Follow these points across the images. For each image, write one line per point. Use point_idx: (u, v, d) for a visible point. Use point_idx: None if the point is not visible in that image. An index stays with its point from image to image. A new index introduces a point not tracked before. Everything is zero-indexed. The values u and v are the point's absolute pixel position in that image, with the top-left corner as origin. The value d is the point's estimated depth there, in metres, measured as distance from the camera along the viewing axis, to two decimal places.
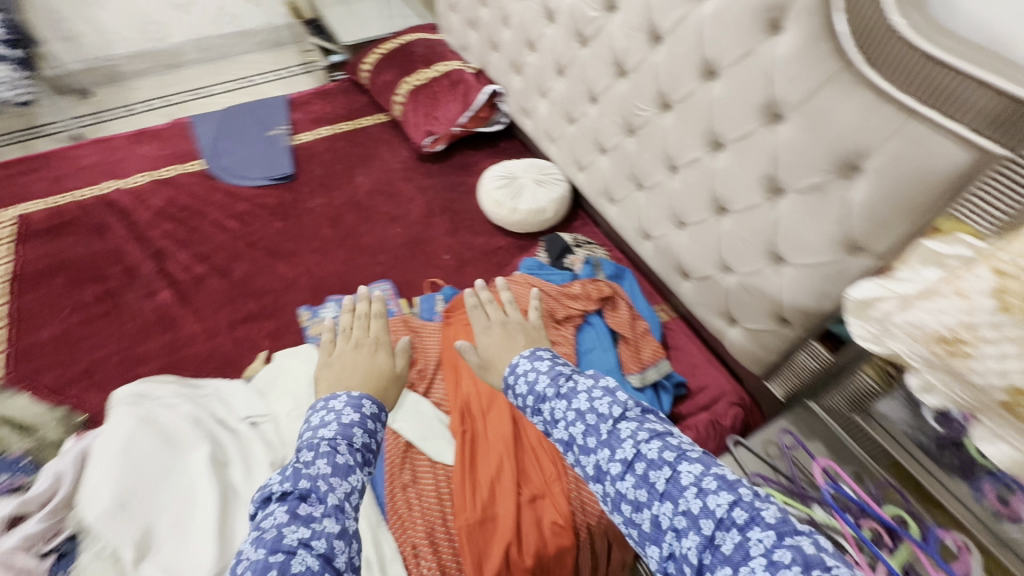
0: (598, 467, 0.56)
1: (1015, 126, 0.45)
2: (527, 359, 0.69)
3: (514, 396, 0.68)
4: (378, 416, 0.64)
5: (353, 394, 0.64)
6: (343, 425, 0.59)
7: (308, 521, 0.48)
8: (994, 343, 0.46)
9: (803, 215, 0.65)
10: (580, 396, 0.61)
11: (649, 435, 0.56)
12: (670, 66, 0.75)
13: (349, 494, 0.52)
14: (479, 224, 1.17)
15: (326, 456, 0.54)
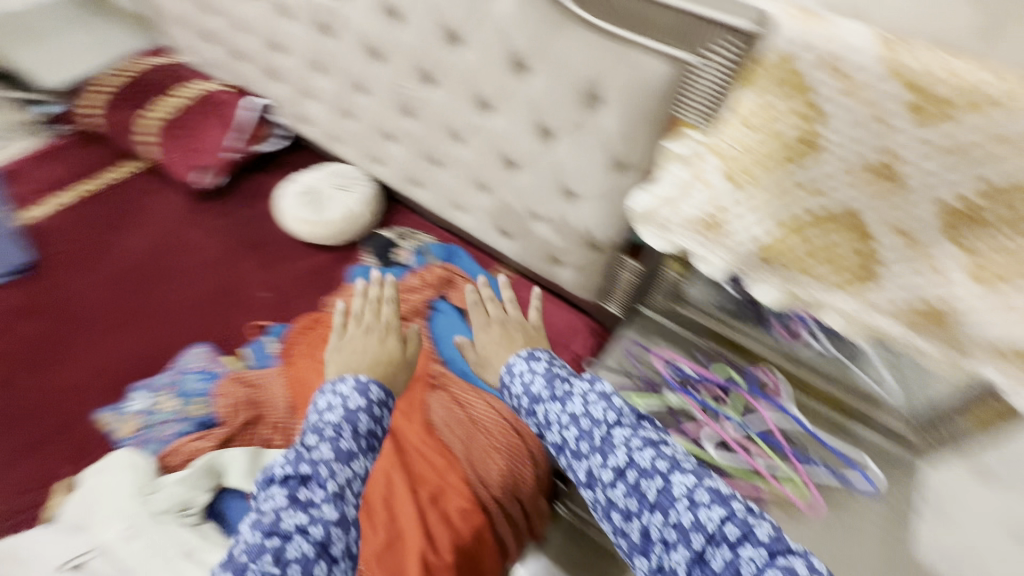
0: (590, 472, 0.60)
1: (691, 34, 0.54)
2: (527, 360, 0.75)
3: (513, 397, 0.75)
4: (384, 402, 0.67)
5: (360, 380, 0.68)
6: (350, 413, 0.62)
7: (307, 506, 0.50)
8: (739, 212, 0.57)
9: (575, 151, 0.70)
10: (574, 402, 0.66)
11: (644, 441, 0.59)
12: (418, 41, 0.74)
13: (351, 480, 0.55)
14: (291, 248, 1.07)
15: (329, 442, 0.57)
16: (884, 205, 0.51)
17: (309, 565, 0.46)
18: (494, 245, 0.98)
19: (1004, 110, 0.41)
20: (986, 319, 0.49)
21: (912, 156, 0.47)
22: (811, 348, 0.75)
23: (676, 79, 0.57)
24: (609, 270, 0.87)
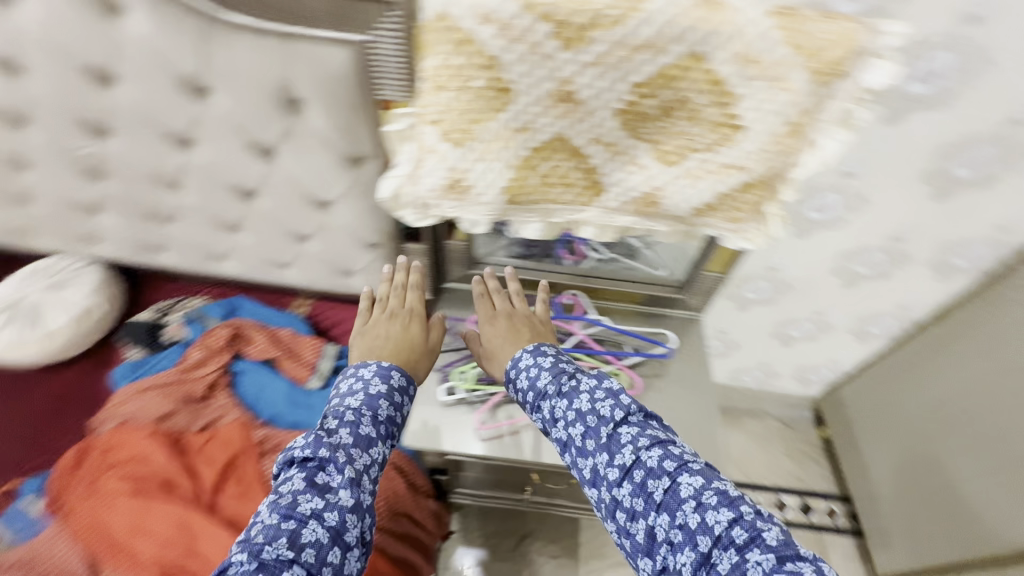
0: (595, 470, 0.62)
1: (352, 15, 0.52)
2: (533, 352, 0.75)
3: (518, 391, 0.74)
4: (406, 389, 0.69)
5: (381, 364, 0.70)
6: (369, 401, 0.64)
7: (323, 492, 0.52)
8: (474, 165, 0.61)
9: (302, 159, 0.66)
10: (579, 397, 0.67)
11: (650, 441, 0.61)
12: (63, 93, 0.62)
13: (368, 467, 0.57)
14: (16, 380, 0.85)
15: (349, 426, 0.59)
16: (578, 124, 0.59)
17: (323, 551, 0.48)
18: (275, 280, 0.90)
19: (619, 24, 0.50)
20: (676, 186, 0.63)
21: (578, 78, 0.54)
22: (597, 259, 0.89)
23: (362, 63, 0.56)
24: (400, 263, 0.84)
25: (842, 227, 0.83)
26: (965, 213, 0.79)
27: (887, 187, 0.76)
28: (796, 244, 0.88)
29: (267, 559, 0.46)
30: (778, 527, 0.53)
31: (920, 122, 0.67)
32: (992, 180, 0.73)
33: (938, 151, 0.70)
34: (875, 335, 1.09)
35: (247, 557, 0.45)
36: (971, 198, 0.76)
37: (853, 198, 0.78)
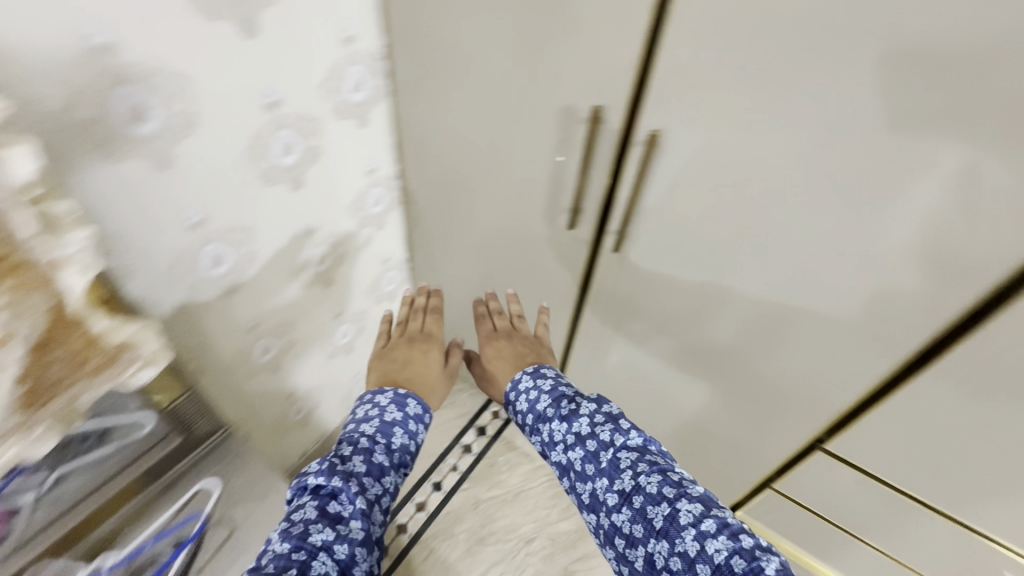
0: (593, 493, 0.65)
1: None
2: (532, 377, 0.79)
3: (518, 413, 0.79)
4: (419, 418, 0.79)
5: (399, 394, 0.80)
6: (385, 431, 0.72)
7: (335, 522, 0.57)
8: None
9: None
10: (580, 420, 0.70)
11: (648, 465, 0.63)
12: None
13: (375, 495, 0.64)
14: None
15: (364, 454, 0.67)
16: None
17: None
18: None
19: None
20: None
21: None
22: (35, 499, 0.64)
23: None
24: None
25: (262, 258, 0.78)
26: (336, 182, 0.84)
27: (252, 209, 0.72)
28: (242, 299, 0.79)
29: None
30: (782, 559, 0.52)
31: (196, 151, 0.62)
32: (320, 151, 0.78)
33: (250, 161, 0.68)
34: (397, 290, 1.17)
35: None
36: (322, 172, 0.81)
37: (236, 237, 0.73)
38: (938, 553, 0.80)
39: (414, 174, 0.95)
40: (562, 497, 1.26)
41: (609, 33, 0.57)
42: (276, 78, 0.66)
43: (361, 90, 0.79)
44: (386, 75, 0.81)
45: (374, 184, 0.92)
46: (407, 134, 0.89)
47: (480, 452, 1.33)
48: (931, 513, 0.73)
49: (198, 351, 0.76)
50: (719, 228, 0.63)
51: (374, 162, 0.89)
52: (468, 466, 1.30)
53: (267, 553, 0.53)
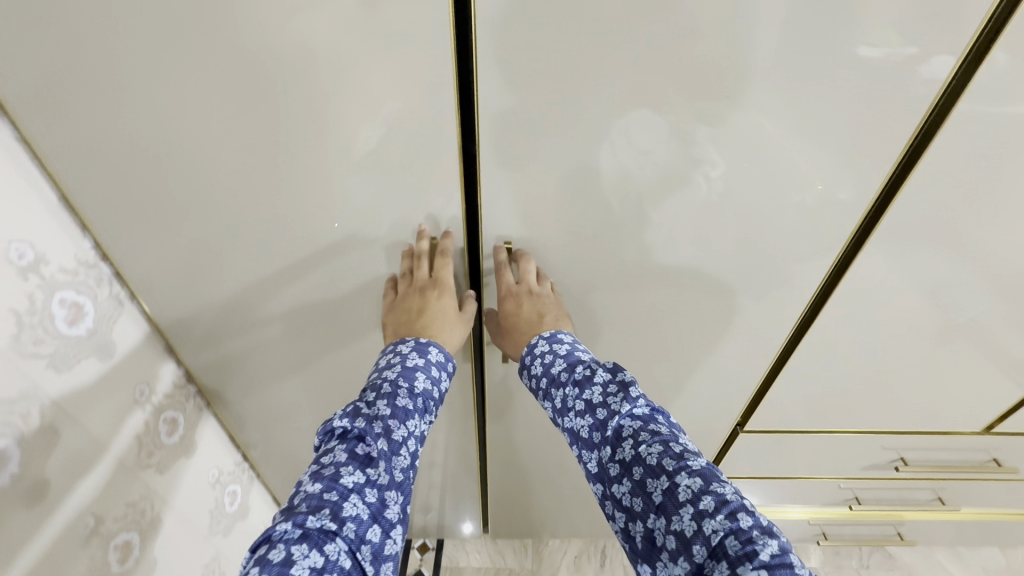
0: (600, 463, 0.52)
1: None
2: (548, 344, 0.60)
3: (529, 376, 0.62)
4: (445, 364, 0.59)
5: (420, 341, 0.58)
6: (407, 370, 0.55)
7: (366, 463, 0.48)
8: None
9: None
10: (591, 387, 0.55)
11: (651, 434, 0.49)
12: None
13: (405, 439, 0.52)
14: None
15: (386, 399, 0.52)
16: None
17: (364, 528, 0.45)
18: None
19: None
20: None
21: None
22: None
23: None
24: None
25: None
26: (102, 440, 0.60)
27: None
28: None
29: (312, 530, 0.42)
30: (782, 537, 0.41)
31: None
32: (58, 419, 0.54)
33: None
34: (245, 499, 0.90)
35: (291, 525, 0.42)
36: (71, 444, 0.56)
37: None
38: (846, 461, 0.91)
39: (209, 374, 0.72)
40: None
41: (411, 152, 0.50)
42: None
43: (82, 317, 0.55)
44: (117, 277, 0.59)
45: (162, 410, 0.68)
46: (179, 338, 0.67)
47: None
48: (824, 436, 0.85)
49: None
50: (595, 279, 0.63)
51: (144, 379, 0.65)
52: None
53: (296, 496, 0.44)
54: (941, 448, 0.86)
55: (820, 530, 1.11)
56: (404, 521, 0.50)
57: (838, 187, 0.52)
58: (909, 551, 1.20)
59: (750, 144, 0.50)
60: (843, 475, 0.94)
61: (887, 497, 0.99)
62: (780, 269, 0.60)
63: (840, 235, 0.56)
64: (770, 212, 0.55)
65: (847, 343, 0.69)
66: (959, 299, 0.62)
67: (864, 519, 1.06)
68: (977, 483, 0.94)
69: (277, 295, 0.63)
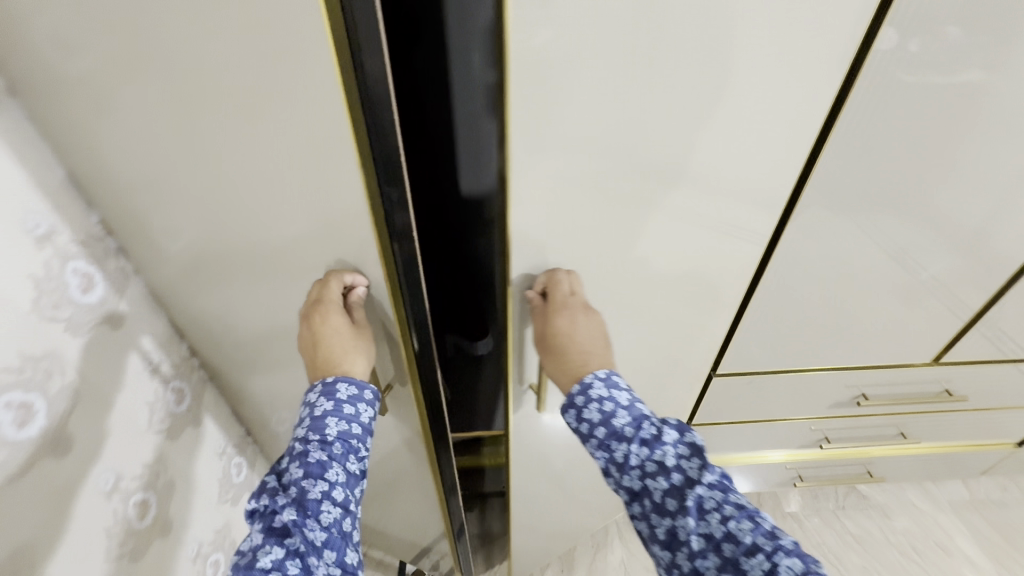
0: (672, 532, 0.52)
1: None
2: (604, 386, 0.62)
3: (582, 426, 0.62)
4: (359, 393, 0.63)
5: (325, 381, 0.62)
6: (315, 421, 0.59)
7: (283, 537, 0.53)
8: None
9: None
10: (663, 447, 0.56)
11: (737, 507, 0.50)
12: None
13: (326, 493, 0.55)
14: None
15: (298, 460, 0.57)
16: None
17: None
18: None
19: None
20: None
21: None
22: None
23: None
24: None
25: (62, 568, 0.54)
26: (122, 407, 0.62)
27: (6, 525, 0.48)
28: None
29: None
30: None
31: None
32: (79, 382, 0.56)
33: None
34: (252, 473, 0.92)
35: None
36: (94, 414, 0.58)
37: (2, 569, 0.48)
38: (814, 404, 0.97)
39: (212, 352, 0.74)
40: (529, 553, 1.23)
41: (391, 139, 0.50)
42: None
43: (95, 284, 0.58)
44: (123, 251, 0.61)
45: (168, 381, 0.70)
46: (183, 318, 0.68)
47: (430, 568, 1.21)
48: (791, 374, 0.90)
49: None
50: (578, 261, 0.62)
51: (151, 353, 0.67)
52: None
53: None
54: (899, 382, 0.93)
55: (794, 473, 1.18)
56: (343, 567, 0.54)
57: (784, 153, 0.53)
58: (881, 492, 1.28)
59: (735, 134, 0.50)
60: (812, 417, 1.01)
61: (854, 435, 1.06)
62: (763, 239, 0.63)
63: (813, 194, 0.60)
64: (755, 192, 0.56)
65: (810, 294, 0.74)
66: (906, 246, 0.68)
67: (836, 460, 1.13)
68: (931, 416, 1.02)
69: (271, 293, 0.63)
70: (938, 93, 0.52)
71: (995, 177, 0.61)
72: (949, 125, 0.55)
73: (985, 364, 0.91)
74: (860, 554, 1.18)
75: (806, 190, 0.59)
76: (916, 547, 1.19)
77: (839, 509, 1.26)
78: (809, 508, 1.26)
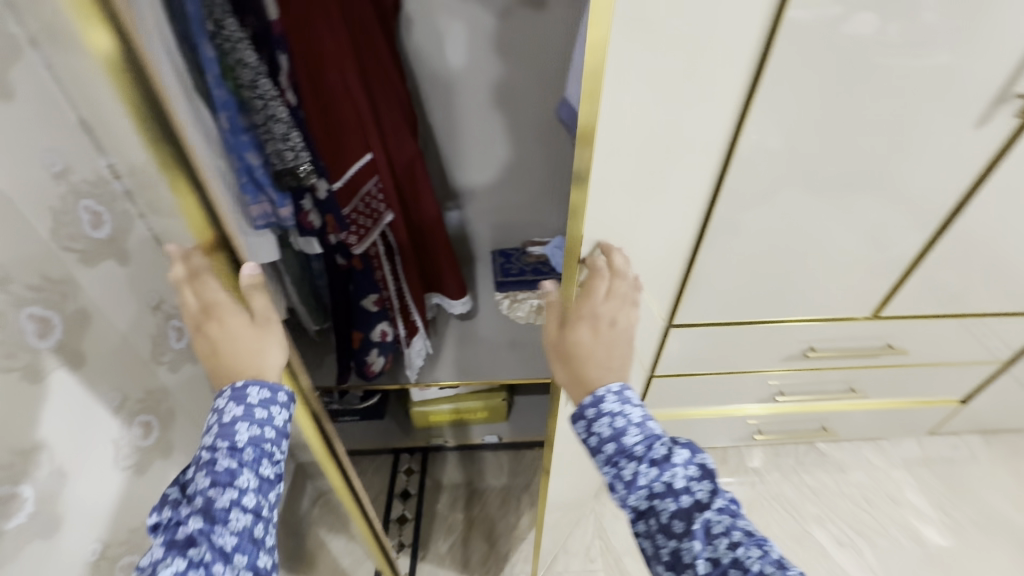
0: (677, 553, 0.53)
1: None
2: (618, 400, 0.61)
3: (593, 439, 0.62)
4: (270, 397, 0.59)
5: (234, 385, 0.58)
6: (222, 428, 0.56)
7: (186, 549, 0.51)
8: None
9: None
10: (674, 468, 0.56)
11: (746, 534, 0.51)
12: None
13: (234, 502, 0.54)
14: None
15: (205, 470, 0.54)
16: None
17: None
18: None
19: None
20: None
21: None
22: None
23: None
24: None
25: (78, 469, 0.61)
26: (128, 337, 0.70)
27: (30, 422, 0.55)
28: (70, 527, 0.61)
29: None
30: None
31: None
32: (91, 307, 0.64)
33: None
34: None
35: None
36: (103, 337, 0.66)
37: (29, 460, 0.55)
38: (767, 357, 1.05)
39: None
40: (509, 503, 1.31)
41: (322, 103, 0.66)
42: None
43: (101, 223, 0.65)
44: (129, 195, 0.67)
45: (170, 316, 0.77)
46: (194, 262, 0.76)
47: (417, 514, 1.29)
48: (744, 326, 0.97)
49: None
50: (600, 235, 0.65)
51: (156, 290, 0.74)
52: (414, 535, 1.26)
53: None
54: (846, 335, 1.00)
55: (755, 428, 1.26)
56: (256, 570, 0.54)
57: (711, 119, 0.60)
58: (840, 449, 1.37)
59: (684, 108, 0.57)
60: (767, 371, 1.08)
61: (808, 389, 1.14)
62: (705, 187, 0.70)
63: (748, 150, 0.67)
64: (690, 154, 0.63)
65: (756, 247, 0.81)
66: (841, 199, 0.75)
67: (792, 414, 1.21)
68: (879, 370, 1.09)
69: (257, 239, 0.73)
70: (860, 56, 0.58)
71: (914, 134, 0.68)
72: (867, 86, 0.62)
73: (925, 319, 0.98)
74: (816, 505, 1.27)
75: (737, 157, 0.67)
76: (869, 498, 1.28)
77: (800, 464, 1.34)
78: (772, 464, 1.34)
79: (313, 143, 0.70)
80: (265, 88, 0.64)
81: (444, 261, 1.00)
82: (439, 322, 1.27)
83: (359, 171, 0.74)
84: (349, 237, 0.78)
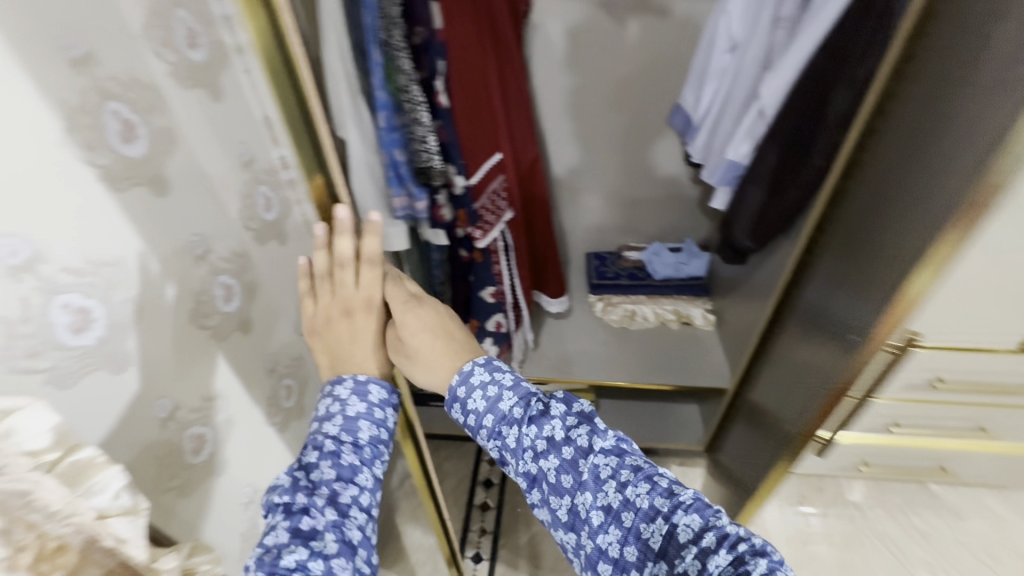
0: (574, 511, 0.50)
1: None
2: (483, 371, 0.57)
3: (468, 416, 0.57)
4: (387, 399, 0.59)
5: (358, 378, 0.58)
6: (349, 422, 0.56)
7: (310, 537, 0.47)
8: None
9: None
10: (551, 422, 0.53)
11: (633, 472, 0.48)
12: None
13: (355, 499, 0.52)
14: None
15: (330, 458, 0.52)
16: None
17: None
18: None
19: None
20: None
21: None
22: None
23: None
24: None
25: (240, 419, 0.71)
26: (281, 308, 0.79)
27: (215, 373, 0.65)
28: (233, 471, 0.70)
29: None
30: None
31: (170, 331, 0.56)
32: (259, 280, 0.73)
33: (197, 317, 0.60)
34: None
35: None
36: (264, 307, 0.75)
37: (212, 406, 0.64)
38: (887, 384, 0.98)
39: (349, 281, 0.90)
40: None
41: (465, 111, 0.72)
42: (202, 226, 0.61)
43: (272, 207, 0.74)
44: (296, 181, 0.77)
45: None
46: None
47: (498, 503, 1.33)
48: None
49: (216, 532, 0.66)
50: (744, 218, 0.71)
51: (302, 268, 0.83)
52: (495, 522, 1.30)
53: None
54: (981, 368, 0.91)
55: (860, 459, 1.18)
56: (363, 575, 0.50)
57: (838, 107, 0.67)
58: (955, 493, 1.25)
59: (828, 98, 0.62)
60: (885, 399, 1.01)
61: (927, 421, 1.05)
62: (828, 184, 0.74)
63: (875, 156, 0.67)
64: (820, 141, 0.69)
65: None
66: None
67: (906, 447, 1.12)
68: (1017, 409, 0.99)
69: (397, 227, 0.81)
70: None
71: None
72: None
73: None
74: (926, 549, 1.17)
75: (868, 161, 0.68)
76: (989, 550, 1.16)
77: (908, 504, 1.24)
78: (874, 499, 1.24)
79: (453, 147, 0.74)
80: (416, 93, 0.69)
81: (553, 257, 1.05)
82: (533, 318, 1.30)
83: (490, 169, 0.80)
84: (475, 231, 0.83)
